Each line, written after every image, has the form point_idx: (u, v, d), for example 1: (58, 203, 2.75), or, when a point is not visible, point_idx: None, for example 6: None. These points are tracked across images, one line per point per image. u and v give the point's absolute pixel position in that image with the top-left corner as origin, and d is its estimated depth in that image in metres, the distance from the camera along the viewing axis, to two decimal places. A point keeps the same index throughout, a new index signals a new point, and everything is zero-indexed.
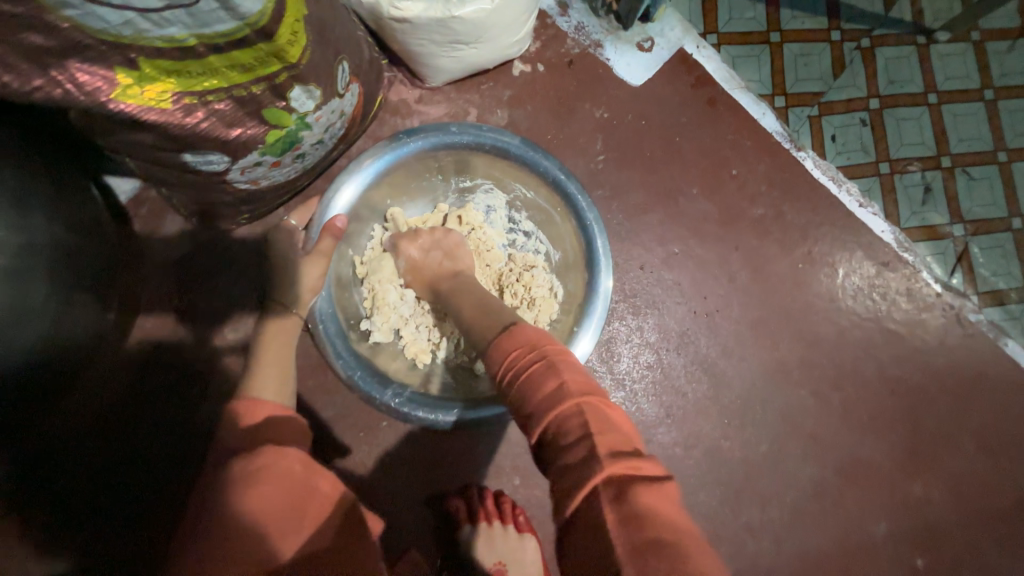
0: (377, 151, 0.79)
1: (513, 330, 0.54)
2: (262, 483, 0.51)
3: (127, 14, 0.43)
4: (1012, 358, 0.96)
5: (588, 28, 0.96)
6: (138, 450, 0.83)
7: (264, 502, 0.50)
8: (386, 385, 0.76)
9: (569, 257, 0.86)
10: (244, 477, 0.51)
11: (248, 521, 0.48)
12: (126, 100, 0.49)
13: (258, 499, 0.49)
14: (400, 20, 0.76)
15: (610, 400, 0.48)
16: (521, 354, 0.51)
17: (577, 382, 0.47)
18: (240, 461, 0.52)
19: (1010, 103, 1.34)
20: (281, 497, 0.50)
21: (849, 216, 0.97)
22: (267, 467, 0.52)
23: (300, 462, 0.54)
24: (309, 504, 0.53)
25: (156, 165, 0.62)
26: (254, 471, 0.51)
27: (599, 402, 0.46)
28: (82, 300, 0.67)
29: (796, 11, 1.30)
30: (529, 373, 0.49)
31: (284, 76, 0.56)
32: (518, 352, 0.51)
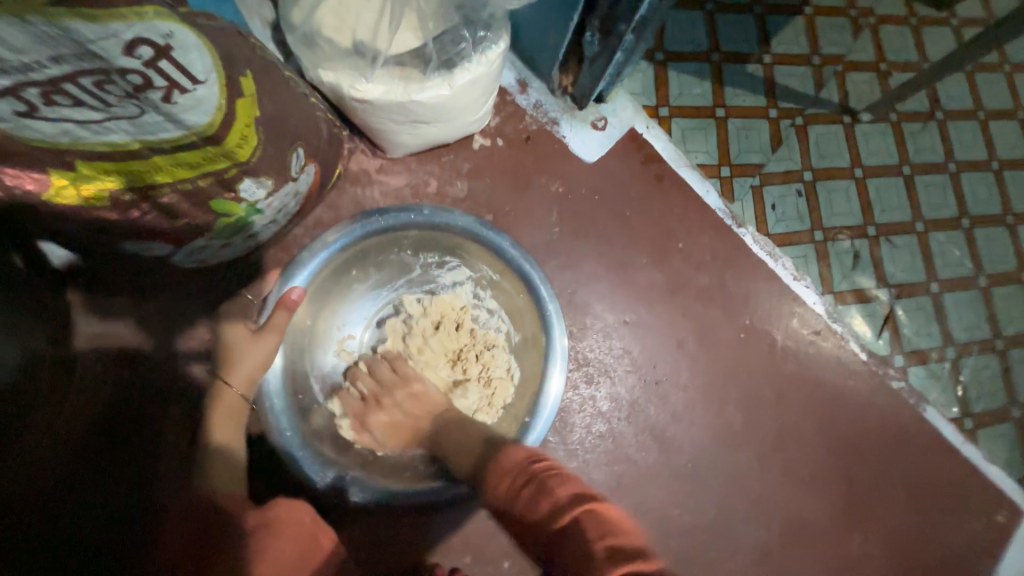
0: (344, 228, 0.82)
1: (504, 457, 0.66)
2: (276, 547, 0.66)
3: (65, 125, 0.43)
4: (932, 421, 1.04)
5: (546, 106, 1.01)
6: (81, 513, 0.83)
7: (278, 552, 0.66)
8: (327, 466, 0.78)
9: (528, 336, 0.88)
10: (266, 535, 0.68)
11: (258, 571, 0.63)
12: (60, 200, 0.48)
13: (274, 549, 0.66)
14: (359, 99, 0.79)
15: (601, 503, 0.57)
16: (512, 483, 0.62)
17: (568, 494, 0.58)
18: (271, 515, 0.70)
19: (924, 178, 1.50)
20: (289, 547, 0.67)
21: (785, 287, 1.04)
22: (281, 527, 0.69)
23: (309, 513, 0.71)
24: (307, 556, 0.67)
25: (93, 245, 0.61)
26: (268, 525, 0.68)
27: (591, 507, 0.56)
28: None
29: (738, 89, 1.42)
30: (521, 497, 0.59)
31: (234, 170, 0.56)
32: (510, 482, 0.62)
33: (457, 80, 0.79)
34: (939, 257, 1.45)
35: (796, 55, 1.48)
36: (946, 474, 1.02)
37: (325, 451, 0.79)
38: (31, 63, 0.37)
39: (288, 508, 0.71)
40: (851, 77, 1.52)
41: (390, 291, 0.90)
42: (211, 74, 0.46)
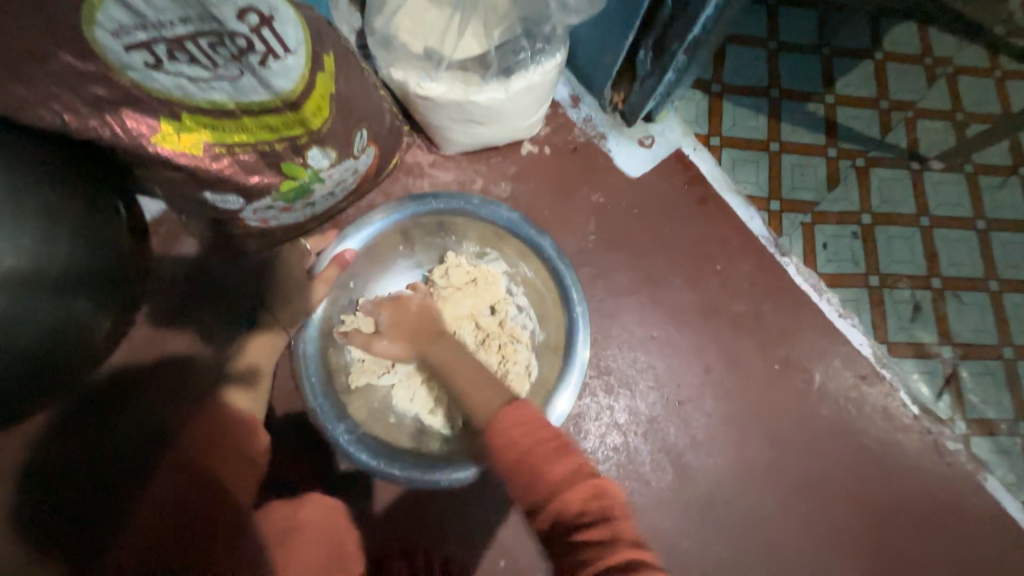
0: (402, 203, 0.87)
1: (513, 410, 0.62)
2: (302, 543, 0.67)
3: (179, 80, 0.51)
4: (993, 496, 0.93)
5: (595, 121, 1.05)
6: (132, 456, 0.89)
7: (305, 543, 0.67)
8: (341, 419, 0.79)
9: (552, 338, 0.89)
10: (290, 530, 0.67)
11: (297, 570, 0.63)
12: (163, 145, 0.55)
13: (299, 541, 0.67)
14: (423, 97, 0.87)
15: (604, 479, 0.58)
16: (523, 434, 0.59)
17: (570, 468, 0.57)
18: (287, 514, 0.70)
19: (1001, 235, 1.39)
20: (319, 552, 0.67)
21: (829, 324, 0.99)
22: (306, 527, 0.69)
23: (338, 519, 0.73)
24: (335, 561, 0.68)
25: (179, 196, 0.69)
26: (299, 526, 0.69)
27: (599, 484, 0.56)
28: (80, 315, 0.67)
29: (796, 126, 1.40)
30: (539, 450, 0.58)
31: (306, 138, 0.63)
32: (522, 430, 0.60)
33: (513, 86, 0.86)
34: (1015, 321, 1.32)
35: (862, 98, 1.44)
36: (1006, 559, 0.90)
37: (342, 405, 0.81)
38: (166, 22, 0.46)
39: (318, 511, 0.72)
40: (922, 124, 1.45)
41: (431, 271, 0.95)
42: (301, 47, 0.54)
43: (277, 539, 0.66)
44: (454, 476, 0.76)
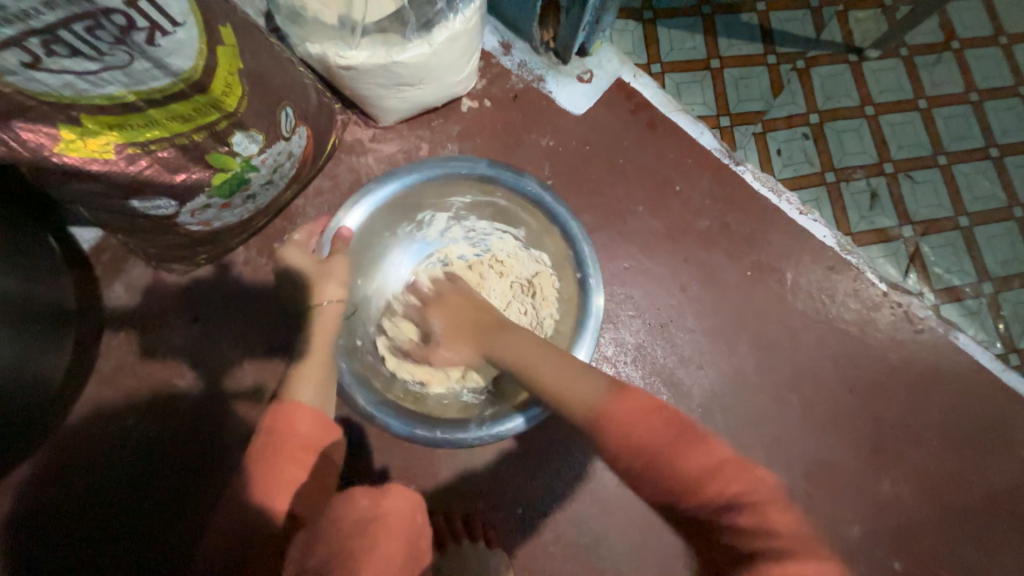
0: (350, 208, 0.84)
1: (621, 397, 0.58)
2: (387, 532, 0.59)
3: (66, 78, 0.47)
4: (964, 351, 0.99)
5: (530, 65, 1.03)
6: (133, 479, 0.87)
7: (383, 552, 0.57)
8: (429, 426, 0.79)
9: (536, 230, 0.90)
10: (371, 519, 0.59)
11: (372, 564, 0.54)
12: (69, 154, 0.52)
13: (374, 551, 0.56)
14: (345, 67, 0.82)
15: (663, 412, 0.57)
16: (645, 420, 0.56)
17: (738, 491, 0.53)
18: (369, 501, 0.62)
19: (943, 110, 1.43)
20: (401, 544, 0.59)
21: (791, 223, 1.01)
22: (388, 513, 0.61)
23: (419, 513, 0.65)
24: (411, 551, 0.61)
25: (106, 212, 0.65)
26: (381, 514, 0.61)
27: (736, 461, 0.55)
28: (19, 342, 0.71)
29: (733, 38, 1.39)
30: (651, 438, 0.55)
31: (224, 123, 0.60)
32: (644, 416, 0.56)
33: (436, 39, 0.82)
34: (966, 190, 1.38)
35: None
36: (984, 408, 0.96)
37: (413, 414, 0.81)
38: (28, 10, 0.41)
39: (394, 499, 0.64)
40: (853, 14, 1.46)
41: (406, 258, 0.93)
42: (188, 17, 0.51)
43: (350, 534, 0.57)
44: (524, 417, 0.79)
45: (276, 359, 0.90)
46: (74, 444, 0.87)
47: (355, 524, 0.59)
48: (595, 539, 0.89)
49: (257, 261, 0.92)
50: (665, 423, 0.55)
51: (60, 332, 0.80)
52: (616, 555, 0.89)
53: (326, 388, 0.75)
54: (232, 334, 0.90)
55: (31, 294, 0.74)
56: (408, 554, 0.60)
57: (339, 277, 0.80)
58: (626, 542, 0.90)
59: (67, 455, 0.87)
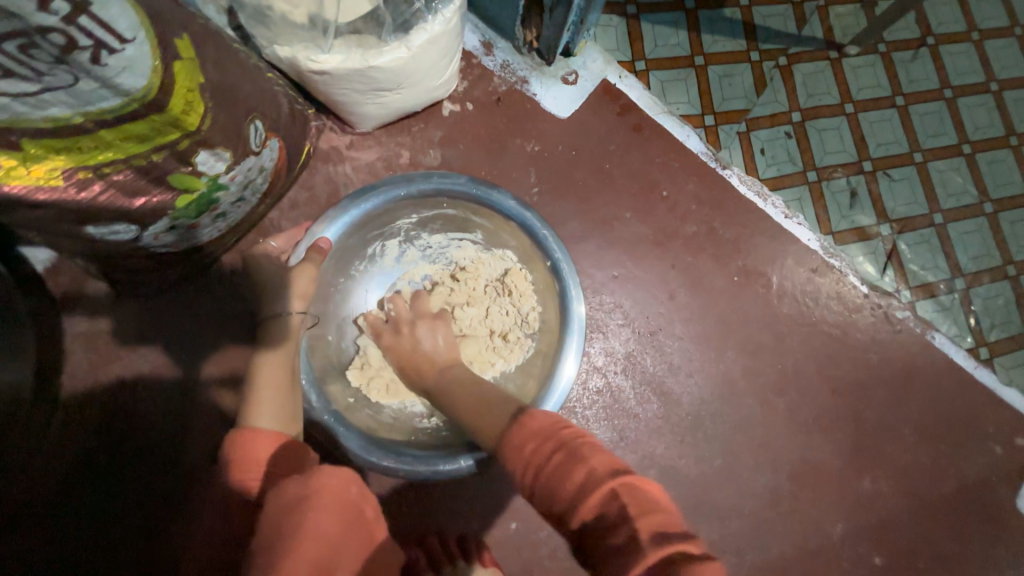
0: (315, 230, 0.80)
1: (525, 419, 0.57)
2: (318, 511, 0.52)
3: (0, 101, 0.42)
4: (940, 349, 1.01)
5: (513, 66, 0.99)
6: (95, 517, 0.81)
7: None
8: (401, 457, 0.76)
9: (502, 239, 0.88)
10: (302, 499, 0.53)
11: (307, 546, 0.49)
12: (11, 182, 0.47)
13: None
14: (318, 72, 0.77)
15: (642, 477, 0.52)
16: (541, 448, 0.54)
17: (603, 465, 0.51)
18: (299, 484, 0.55)
19: (919, 107, 1.45)
20: (335, 520, 0.52)
21: (776, 227, 1.01)
22: (319, 491, 0.54)
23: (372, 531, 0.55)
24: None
25: (58, 238, 0.60)
26: (313, 495, 0.53)
27: (632, 480, 0.51)
28: None
29: (716, 35, 1.38)
30: (553, 463, 0.52)
31: (187, 142, 0.56)
32: (537, 445, 0.54)
33: (414, 41, 0.77)
34: (940, 187, 1.41)
35: None
36: (958, 404, 1.00)
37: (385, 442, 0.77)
38: None
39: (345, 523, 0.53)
40: (834, 11, 1.45)
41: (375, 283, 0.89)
42: (139, 32, 0.45)
43: (283, 515, 0.52)
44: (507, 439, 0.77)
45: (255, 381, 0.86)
46: (29, 482, 0.81)
47: (286, 509, 0.52)
48: None
49: (231, 278, 0.87)
50: (555, 444, 0.53)
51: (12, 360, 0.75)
52: None
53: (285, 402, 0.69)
54: (206, 356, 0.86)
55: None
56: (349, 529, 0.53)
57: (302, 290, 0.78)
58: None
59: (21, 495, 0.80)
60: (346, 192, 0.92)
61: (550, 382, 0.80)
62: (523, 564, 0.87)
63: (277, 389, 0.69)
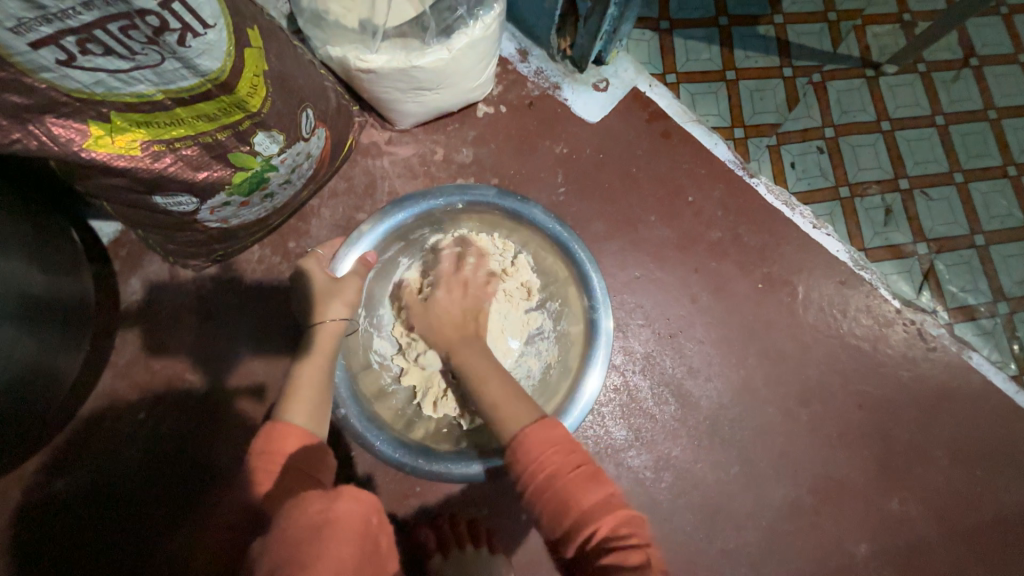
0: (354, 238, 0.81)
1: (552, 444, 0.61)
2: (337, 537, 0.51)
3: (99, 75, 0.48)
4: (978, 371, 0.97)
5: (547, 72, 1.03)
6: (136, 474, 0.87)
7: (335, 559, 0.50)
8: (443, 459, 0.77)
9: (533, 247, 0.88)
10: (322, 525, 0.52)
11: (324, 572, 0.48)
12: (97, 149, 0.54)
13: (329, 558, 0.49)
14: (365, 70, 0.83)
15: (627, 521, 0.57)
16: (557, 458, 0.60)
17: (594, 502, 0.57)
18: (319, 505, 0.54)
19: (960, 127, 1.41)
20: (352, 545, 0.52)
21: (804, 236, 1.00)
22: (339, 519, 0.53)
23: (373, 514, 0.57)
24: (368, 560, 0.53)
25: (128, 207, 0.66)
26: (332, 520, 0.53)
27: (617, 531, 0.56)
28: (38, 332, 0.72)
29: (748, 51, 1.39)
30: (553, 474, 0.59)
31: (247, 123, 0.61)
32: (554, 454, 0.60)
33: (455, 45, 0.83)
34: (983, 208, 1.36)
35: (809, 13, 1.43)
36: (998, 430, 0.95)
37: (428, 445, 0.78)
38: (66, 10, 0.42)
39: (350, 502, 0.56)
40: (871, 30, 1.45)
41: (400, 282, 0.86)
42: (219, 20, 0.51)
43: (300, 540, 0.50)
44: None
45: (285, 356, 0.91)
46: (80, 438, 0.88)
47: (304, 532, 0.51)
48: None
49: (272, 259, 0.93)
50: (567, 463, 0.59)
51: (79, 323, 0.81)
52: None
53: (319, 407, 0.70)
54: (244, 331, 0.91)
55: (54, 283, 0.75)
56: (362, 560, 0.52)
57: (347, 297, 0.76)
58: None
59: (74, 445, 0.87)
60: (383, 184, 0.97)
61: (574, 395, 0.81)
62: (532, 558, 0.86)
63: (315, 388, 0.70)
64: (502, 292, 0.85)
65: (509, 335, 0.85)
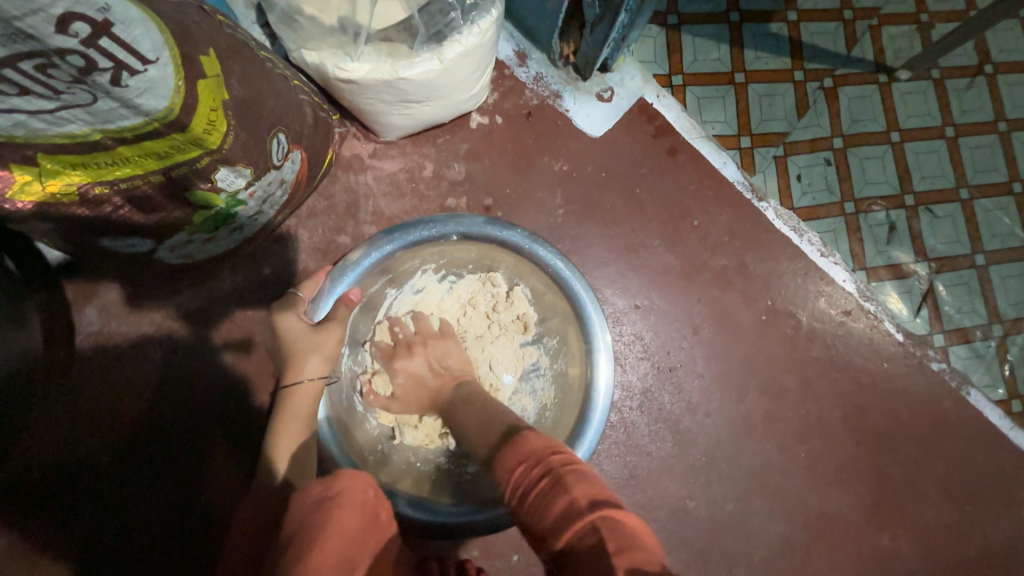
0: (334, 280, 0.75)
1: (518, 442, 0.51)
2: (342, 510, 0.51)
3: (16, 117, 0.40)
4: (974, 406, 0.96)
5: (547, 79, 0.95)
6: (98, 516, 0.80)
7: (342, 531, 0.50)
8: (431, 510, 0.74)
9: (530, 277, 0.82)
10: (322, 502, 0.51)
11: (331, 545, 0.48)
12: (24, 199, 0.46)
13: (336, 532, 0.49)
14: (346, 80, 0.74)
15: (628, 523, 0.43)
16: (526, 470, 0.47)
17: (588, 496, 0.44)
18: (319, 487, 0.53)
19: (970, 140, 1.37)
20: (360, 516, 0.52)
21: (810, 265, 0.96)
22: (341, 493, 0.52)
23: (372, 487, 0.55)
24: (372, 530, 0.53)
25: (75, 246, 0.59)
26: (333, 495, 0.52)
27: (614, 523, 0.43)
28: None
29: (760, 51, 1.31)
30: (533, 490, 0.46)
31: (206, 160, 0.53)
32: (523, 467, 0.48)
33: (447, 54, 0.74)
34: (985, 227, 1.34)
35: (825, 11, 1.35)
36: (989, 466, 0.95)
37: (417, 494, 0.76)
38: None
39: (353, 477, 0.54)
40: (887, 31, 1.38)
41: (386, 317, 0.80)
42: (162, 52, 0.42)
43: (307, 521, 0.50)
44: None
45: (261, 390, 0.84)
46: (33, 482, 0.80)
47: (307, 513, 0.51)
48: None
49: (244, 285, 0.85)
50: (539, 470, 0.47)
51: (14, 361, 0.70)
52: None
53: (302, 458, 0.67)
54: (216, 363, 0.84)
55: None
56: (369, 529, 0.52)
57: (327, 352, 0.69)
58: None
59: (27, 487, 0.80)
60: (367, 202, 0.89)
61: (574, 437, 0.76)
62: None
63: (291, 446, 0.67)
64: (498, 328, 0.81)
65: (503, 369, 0.81)
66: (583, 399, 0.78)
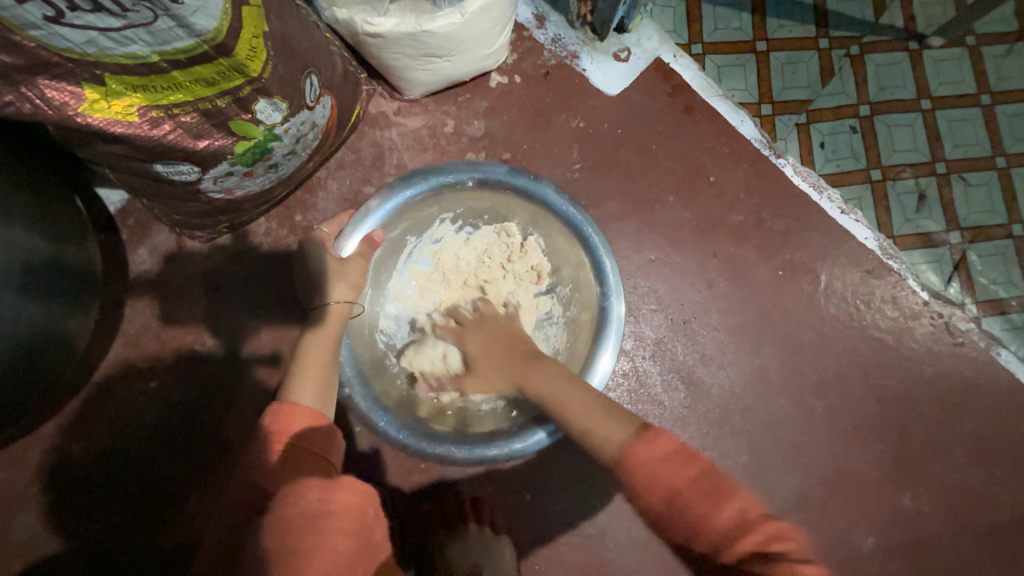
0: (357, 222, 0.79)
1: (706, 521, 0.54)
2: (334, 530, 0.56)
3: (89, 33, 0.45)
4: (1006, 368, 0.93)
5: (565, 40, 0.97)
6: (150, 443, 0.89)
7: (337, 551, 0.55)
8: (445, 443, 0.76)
9: (542, 227, 0.85)
10: (321, 517, 0.55)
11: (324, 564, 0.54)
12: (93, 114, 0.52)
13: (333, 549, 0.55)
14: (373, 35, 0.79)
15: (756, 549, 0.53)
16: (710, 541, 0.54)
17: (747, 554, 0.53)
18: (318, 495, 0.57)
19: (1008, 107, 1.31)
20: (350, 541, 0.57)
21: (830, 222, 0.95)
22: (337, 511, 0.57)
23: (371, 508, 0.62)
24: (363, 554, 0.59)
25: (130, 175, 0.65)
26: (331, 512, 0.56)
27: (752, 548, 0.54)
28: (43, 305, 0.72)
29: (783, 19, 1.30)
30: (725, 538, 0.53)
31: (248, 89, 0.58)
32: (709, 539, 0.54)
33: (468, 8, 0.77)
34: None
35: None
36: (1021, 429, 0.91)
37: (432, 426, 0.78)
38: None
39: (353, 494, 0.59)
40: None
41: (406, 262, 0.85)
42: None
43: (301, 531, 0.54)
44: (533, 439, 0.76)
45: (291, 331, 0.90)
46: (94, 409, 0.89)
47: (301, 521, 0.54)
48: (602, 533, 0.87)
49: (278, 232, 0.91)
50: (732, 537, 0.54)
51: (84, 293, 0.80)
52: (622, 550, 0.87)
53: (327, 387, 0.69)
54: (251, 304, 0.90)
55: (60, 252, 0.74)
56: (359, 552, 0.58)
57: (353, 280, 0.76)
58: (635, 540, 0.87)
59: (90, 414, 0.89)
60: (391, 156, 0.94)
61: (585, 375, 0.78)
62: (534, 538, 0.87)
63: (321, 366, 0.70)
64: (511, 276, 0.84)
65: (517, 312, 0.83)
66: (593, 340, 0.80)
